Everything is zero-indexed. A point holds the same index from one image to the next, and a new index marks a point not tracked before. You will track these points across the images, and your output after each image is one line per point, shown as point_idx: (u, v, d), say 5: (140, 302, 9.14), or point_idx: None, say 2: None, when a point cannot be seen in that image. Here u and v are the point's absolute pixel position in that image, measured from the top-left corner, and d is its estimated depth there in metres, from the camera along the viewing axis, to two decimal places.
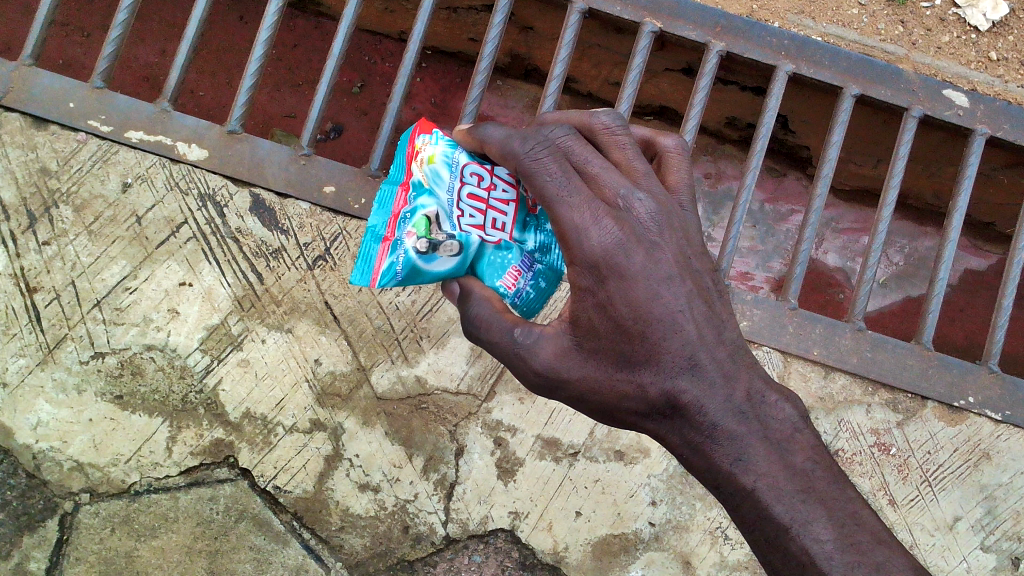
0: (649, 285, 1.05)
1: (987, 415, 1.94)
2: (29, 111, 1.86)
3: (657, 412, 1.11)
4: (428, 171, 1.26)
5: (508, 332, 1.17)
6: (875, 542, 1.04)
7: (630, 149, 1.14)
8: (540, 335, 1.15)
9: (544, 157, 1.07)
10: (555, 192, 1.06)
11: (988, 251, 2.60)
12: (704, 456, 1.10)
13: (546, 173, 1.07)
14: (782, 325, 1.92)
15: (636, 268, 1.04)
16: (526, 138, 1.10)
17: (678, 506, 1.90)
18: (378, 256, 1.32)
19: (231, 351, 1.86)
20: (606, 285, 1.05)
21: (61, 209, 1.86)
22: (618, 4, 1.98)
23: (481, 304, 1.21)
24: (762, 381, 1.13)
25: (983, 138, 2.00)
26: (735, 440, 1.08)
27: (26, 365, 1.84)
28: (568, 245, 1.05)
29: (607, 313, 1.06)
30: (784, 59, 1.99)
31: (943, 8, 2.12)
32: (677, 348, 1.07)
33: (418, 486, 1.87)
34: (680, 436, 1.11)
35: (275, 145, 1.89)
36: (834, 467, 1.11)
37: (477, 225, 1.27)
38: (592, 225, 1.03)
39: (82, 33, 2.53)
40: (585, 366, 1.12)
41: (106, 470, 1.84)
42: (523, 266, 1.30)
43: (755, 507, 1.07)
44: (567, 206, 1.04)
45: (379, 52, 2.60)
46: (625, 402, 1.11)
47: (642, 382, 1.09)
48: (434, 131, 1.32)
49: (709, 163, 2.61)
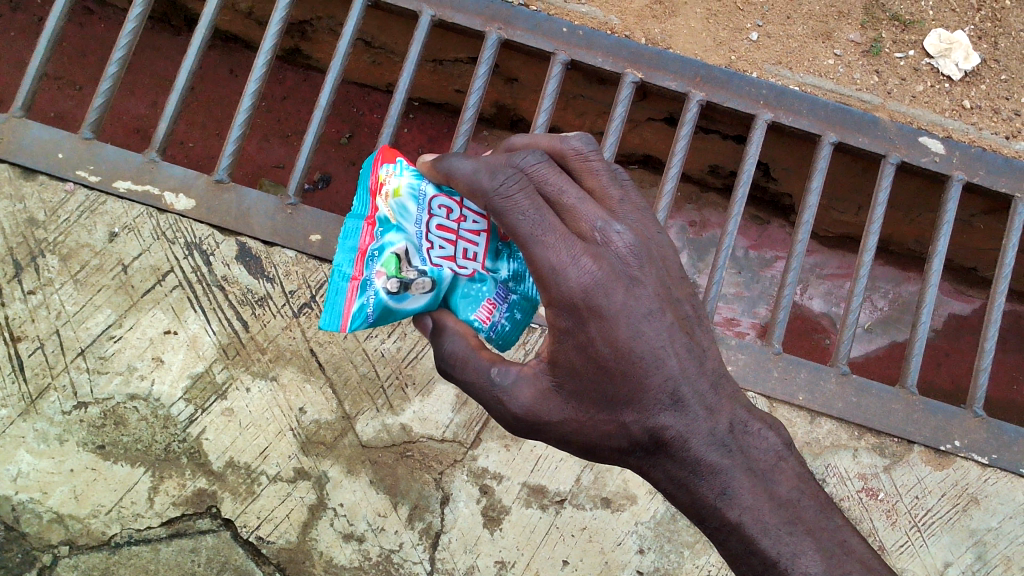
0: (630, 323, 1.04)
1: (974, 459, 1.93)
2: (17, 162, 1.86)
3: (641, 449, 1.11)
4: (394, 205, 1.25)
5: (485, 371, 1.16)
6: (864, 571, 1.05)
7: (604, 175, 1.15)
8: (517, 376, 1.14)
9: (516, 194, 1.04)
10: (529, 230, 1.03)
11: (971, 296, 2.62)
12: (689, 490, 1.10)
13: (518, 212, 1.03)
14: (766, 370, 1.92)
15: (617, 306, 1.04)
16: (495, 173, 1.05)
17: (667, 554, 1.88)
18: (347, 296, 1.28)
19: (215, 400, 1.85)
20: (586, 326, 1.04)
21: (47, 258, 1.87)
22: (601, 56, 2.03)
23: (453, 342, 1.21)
24: (744, 410, 1.13)
25: (959, 184, 2.04)
26: (718, 474, 1.09)
27: (7, 415, 1.83)
28: (545, 284, 1.03)
29: (587, 353, 1.06)
30: (763, 108, 2.03)
31: (917, 59, 2.17)
32: (659, 384, 1.07)
33: (404, 535, 1.85)
34: (663, 470, 1.12)
35: (262, 195, 1.88)
36: (820, 496, 1.12)
37: (448, 257, 1.27)
38: (570, 265, 1.02)
39: (74, 87, 2.57)
40: (565, 408, 1.12)
41: (86, 521, 1.83)
42: (498, 298, 1.31)
43: (742, 540, 1.07)
44: (543, 245, 1.02)
45: (367, 104, 2.64)
46: (608, 440, 1.12)
47: (624, 421, 1.10)
48: (397, 160, 1.30)
49: (693, 212, 2.65)
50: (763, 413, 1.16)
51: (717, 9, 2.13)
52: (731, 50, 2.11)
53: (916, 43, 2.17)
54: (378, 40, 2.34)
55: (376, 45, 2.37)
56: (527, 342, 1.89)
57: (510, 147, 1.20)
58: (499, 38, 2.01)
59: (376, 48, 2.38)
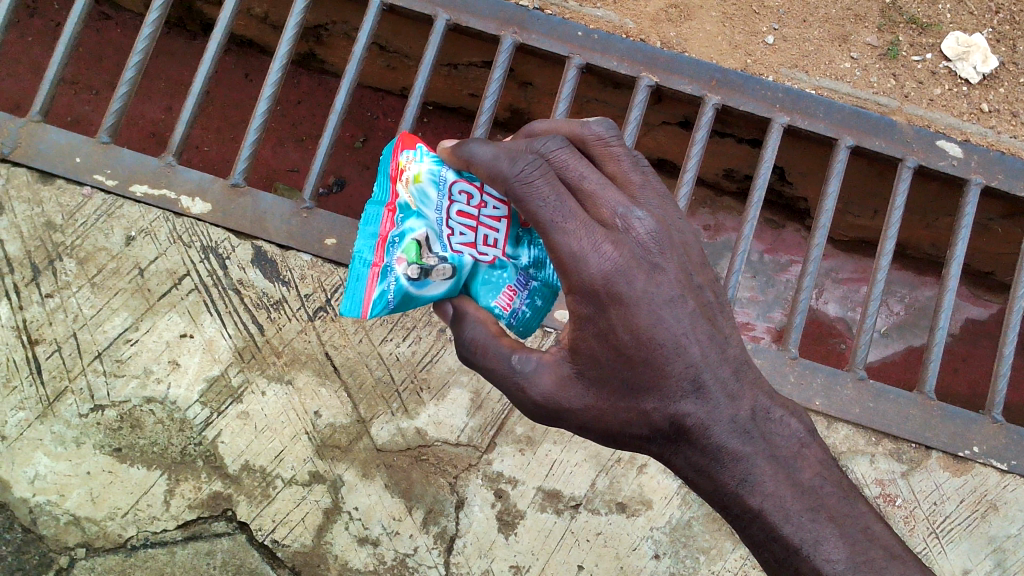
0: (651, 309, 1.04)
1: (993, 465, 1.91)
2: (35, 166, 1.88)
3: (662, 436, 1.11)
4: (415, 191, 1.24)
5: (506, 358, 1.16)
6: (888, 557, 1.05)
7: (626, 161, 1.15)
8: (539, 362, 1.15)
9: (536, 180, 1.03)
10: (549, 216, 1.03)
11: (988, 300, 2.60)
12: (709, 477, 1.10)
13: (538, 197, 1.03)
14: (783, 375, 1.90)
15: (638, 292, 1.03)
16: (515, 159, 1.05)
17: (683, 559, 1.87)
18: (368, 281, 1.28)
19: (231, 404, 1.86)
20: (607, 314, 1.04)
21: (65, 261, 1.88)
22: (616, 60, 2.02)
23: (474, 328, 1.21)
24: (767, 397, 1.12)
25: (977, 188, 2.02)
26: (740, 461, 1.08)
27: (25, 419, 1.85)
28: (565, 272, 1.03)
29: (608, 341, 1.06)
30: (779, 111, 2.02)
31: (934, 62, 2.15)
32: (680, 371, 1.06)
33: (418, 539, 1.85)
34: (684, 458, 1.11)
35: (277, 198, 1.89)
36: (842, 483, 1.12)
37: (469, 243, 1.25)
38: (591, 251, 1.02)
39: (91, 92, 2.59)
40: (586, 395, 1.12)
41: (103, 524, 1.84)
42: (518, 285, 1.29)
43: (764, 528, 1.07)
44: (563, 232, 1.02)
45: (382, 107, 2.64)
46: (629, 428, 1.12)
47: (645, 408, 1.09)
48: (417, 146, 1.27)
49: (707, 216, 2.64)
50: (785, 399, 1.16)
51: (732, 13, 2.13)
52: (746, 54, 2.10)
53: (933, 46, 2.15)
54: (393, 45, 2.34)
55: (391, 49, 2.37)
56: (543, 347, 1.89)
57: (530, 132, 1.21)
58: (514, 41, 2.01)
59: (391, 53, 2.39)
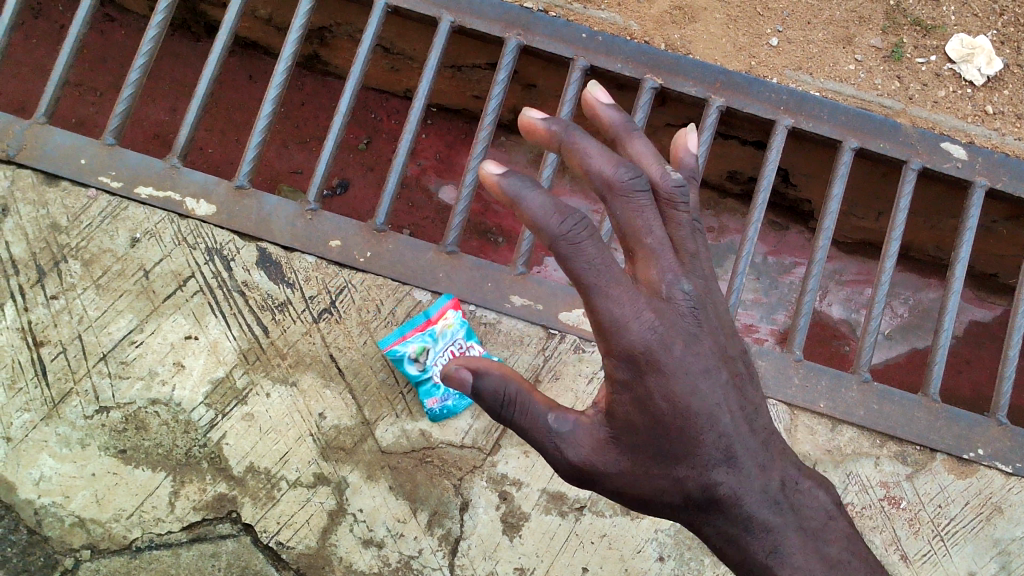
0: (688, 378, 1.06)
1: (997, 468, 1.92)
2: (41, 168, 1.89)
3: (691, 505, 1.11)
4: None
5: (543, 416, 1.12)
6: None
7: (687, 228, 1.11)
8: (575, 423, 1.13)
9: (584, 242, 0.98)
10: (593, 279, 1.00)
11: (992, 302, 2.60)
12: (740, 547, 1.10)
13: (582, 260, 0.98)
14: (787, 376, 1.91)
15: (675, 360, 1.05)
16: (566, 215, 0.98)
17: (687, 562, 1.87)
18: None
19: (235, 405, 1.86)
20: (644, 379, 1.05)
21: (70, 263, 1.88)
22: (620, 62, 2.02)
23: (503, 381, 1.10)
24: (795, 470, 1.15)
25: (982, 190, 2.02)
26: (770, 532, 1.08)
27: (30, 419, 1.84)
28: (603, 335, 1.03)
29: (646, 408, 1.06)
30: (783, 113, 2.03)
31: (938, 64, 2.15)
32: (714, 440, 1.07)
33: (423, 541, 1.84)
34: (714, 527, 1.11)
35: (281, 201, 1.91)
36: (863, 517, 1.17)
37: None
38: (633, 318, 1.02)
39: (95, 93, 2.59)
40: (621, 460, 1.11)
41: (107, 526, 1.83)
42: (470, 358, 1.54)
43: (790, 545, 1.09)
44: (606, 296, 1.00)
45: (386, 109, 2.65)
46: (660, 496, 1.11)
47: (679, 476, 1.09)
48: None
49: (711, 218, 2.64)
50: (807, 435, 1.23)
51: (737, 15, 2.13)
52: (751, 56, 2.10)
53: (938, 48, 2.15)
54: (397, 47, 2.35)
55: (395, 51, 2.38)
56: (546, 347, 1.90)
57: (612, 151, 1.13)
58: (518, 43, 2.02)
59: (395, 55, 2.39)
